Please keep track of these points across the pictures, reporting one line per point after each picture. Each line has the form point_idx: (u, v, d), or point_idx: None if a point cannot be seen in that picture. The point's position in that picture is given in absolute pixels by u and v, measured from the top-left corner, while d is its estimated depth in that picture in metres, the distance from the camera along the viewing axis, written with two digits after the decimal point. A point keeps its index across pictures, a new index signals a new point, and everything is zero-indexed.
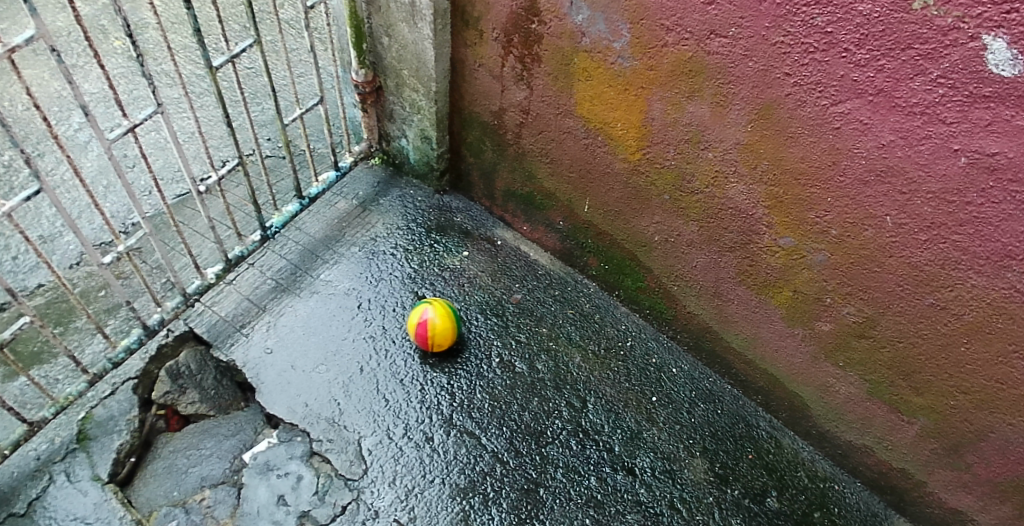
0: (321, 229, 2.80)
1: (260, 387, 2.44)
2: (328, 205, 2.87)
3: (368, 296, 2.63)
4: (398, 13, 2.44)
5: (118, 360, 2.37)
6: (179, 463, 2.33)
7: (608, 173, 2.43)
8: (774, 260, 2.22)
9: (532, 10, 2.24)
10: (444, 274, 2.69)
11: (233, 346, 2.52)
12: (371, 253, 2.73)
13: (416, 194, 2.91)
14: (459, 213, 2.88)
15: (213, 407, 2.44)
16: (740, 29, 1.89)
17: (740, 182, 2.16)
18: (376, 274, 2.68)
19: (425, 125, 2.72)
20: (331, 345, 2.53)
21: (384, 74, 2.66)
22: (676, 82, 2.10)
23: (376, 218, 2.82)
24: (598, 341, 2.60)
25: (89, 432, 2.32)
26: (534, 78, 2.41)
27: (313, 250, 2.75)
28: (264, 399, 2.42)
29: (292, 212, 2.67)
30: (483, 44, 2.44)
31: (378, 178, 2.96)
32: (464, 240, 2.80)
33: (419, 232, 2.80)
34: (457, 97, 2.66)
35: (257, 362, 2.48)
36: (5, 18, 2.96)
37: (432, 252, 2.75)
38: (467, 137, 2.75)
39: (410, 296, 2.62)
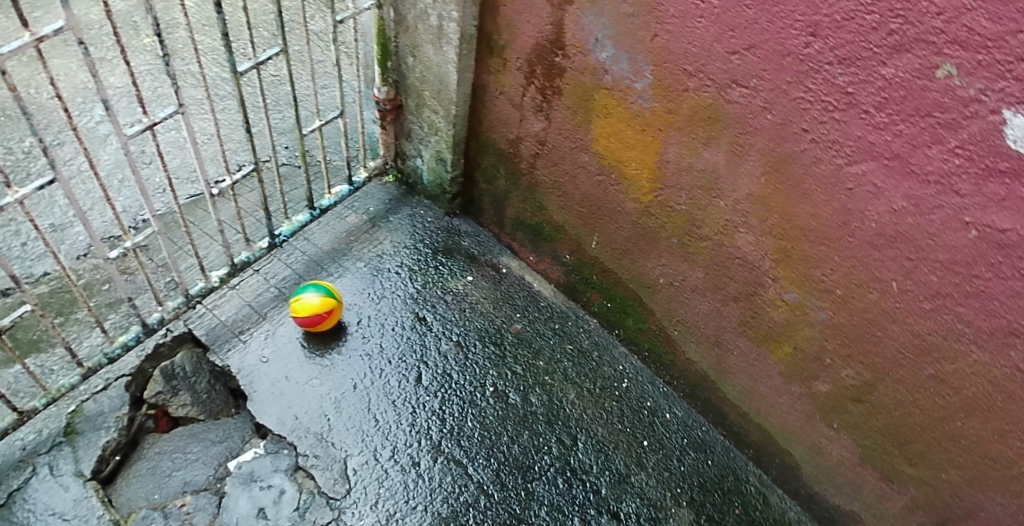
0: (329, 240, 2.79)
1: (252, 395, 2.43)
2: (338, 218, 2.86)
3: (369, 313, 2.62)
4: (425, 34, 2.46)
5: (115, 356, 2.38)
6: (163, 466, 2.33)
7: (619, 212, 2.39)
8: (777, 313, 2.18)
9: (558, 43, 2.25)
10: (447, 298, 2.68)
11: (230, 352, 2.53)
12: (376, 269, 2.72)
13: (427, 214, 2.90)
14: (467, 237, 2.85)
15: (203, 412, 2.44)
16: (761, 81, 1.89)
17: (749, 232, 2.12)
18: (379, 291, 2.67)
19: (442, 146, 2.71)
20: (326, 360, 2.52)
21: (405, 93, 2.67)
22: (694, 128, 2.08)
23: (384, 235, 2.81)
24: (594, 379, 2.57)
25: (77, 426, 2.34)
26: (553, 110, 2.39)
27: (318, 261, 2.74)
28: (256, 408, 2.41)
29: (302, 222, 2.66)
30: (506, 72, 2.44)
31: (390, 195, 2.94)
32: (470, 265, 2.77)
33: (425, 253, 2.78)
34: (475, 122, 2.65)
35: (252, 370, 2.48)
36: (40, 7, 3.01)
37: (437, 273, 2.73)
38: (482, 162, 2.72)
39: (410, 317, 2.62)
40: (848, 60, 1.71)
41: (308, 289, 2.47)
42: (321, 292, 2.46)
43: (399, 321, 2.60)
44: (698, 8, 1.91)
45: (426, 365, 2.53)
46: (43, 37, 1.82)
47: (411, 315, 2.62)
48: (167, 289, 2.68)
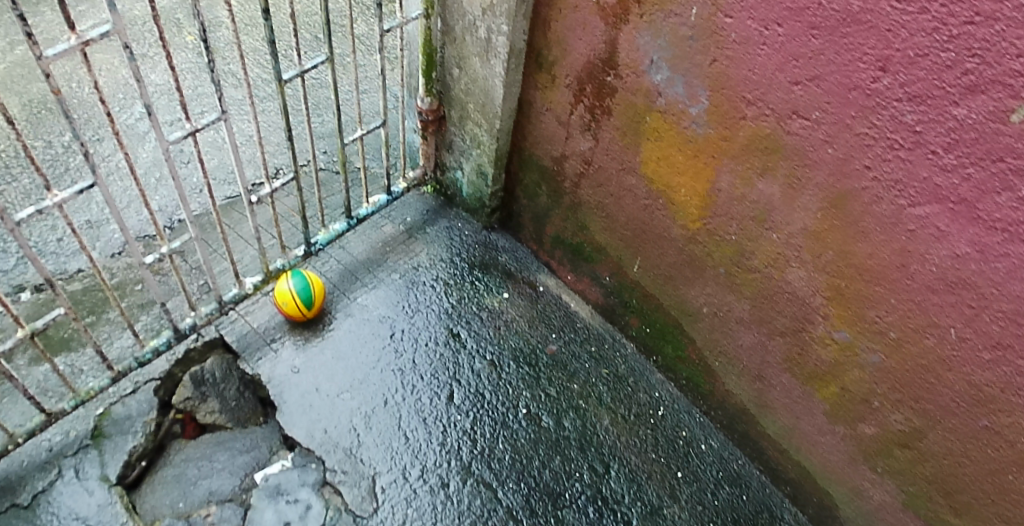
0: (364, 250, 2.77)
1: (282, 406, 2.39)
2: (374, 227, 2.84)
3: (402, 326, 2.59)
4: (473, 47, 2.41)
5: (145, 360, 2.36)
6: (189, 474, 2.30)
7: (664, 237, 2.31)
8: (826, 352, 2.10)
9: (610, 63, 2.15)
10: (482, 314, 2.63)
11: (260, 360, 2.49)
12: (411, 282, 2.69)
13: (464, 228, 2.86)
14: (504, 252, 2.81)
15: (231, 419, 2.41)
16: (824, 114, 1.80)
17: (801, 267, 2.03)
18: (414, 304, 2.64)
19: (483, 160, 2.66)
20: (357, 372, 2.48)
21: (449, 105, 2.63)
22: (750, 157, 1.98)
23: (421, 246, 2.78)
24: (629, 405, 2.51)
25: (105, 429, 2.31)
26: (601, 130, 2.29)
27: (353, 270, 2.71)
28: (285, 419, 2.37)
29: (338, 231, 2.65)
30: (554, 89, 2.36)
31: (428, 206, 2.92)
32: (506, 281, 2.73)
33: (461, 267, 2.75)
34: (520, 136, 2.58)
35: (282, 380, 2.45)
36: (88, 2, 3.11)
37: (472, 289, 2.69)
38: (524, 178, 2.67)
39: (444, 332, 2.58)
40: (918, 98, 1.62)
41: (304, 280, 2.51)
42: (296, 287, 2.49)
43: (433, 336, 2.57)
44: (762, 35, 1.81)
45: (459, 382, 2.48)
46: (90, 41, 1.77)
47: (445, 331, 2.58)
48: (199, 293, 2.65)
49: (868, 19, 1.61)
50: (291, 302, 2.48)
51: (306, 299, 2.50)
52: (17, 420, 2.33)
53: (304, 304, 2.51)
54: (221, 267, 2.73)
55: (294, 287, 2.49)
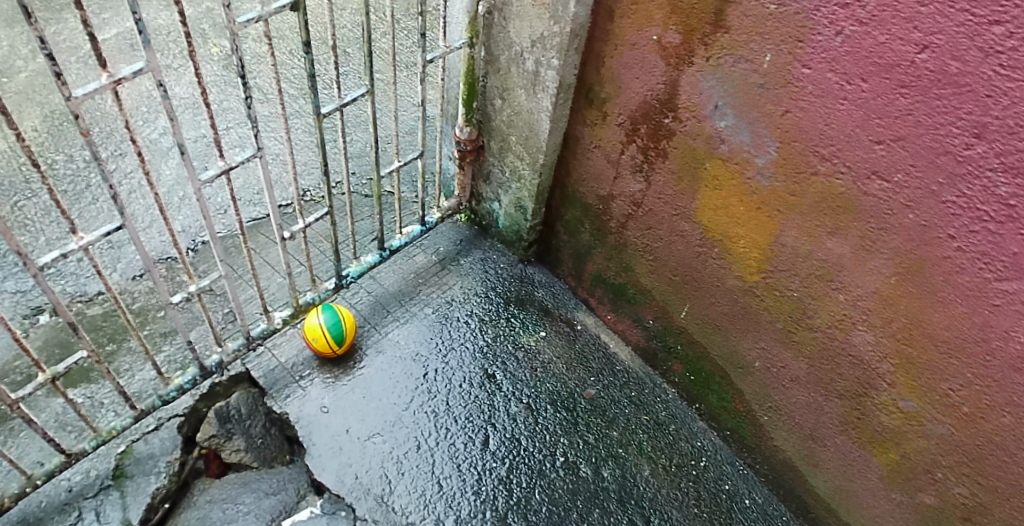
0: (396, 281, 2.70)
1: (311, 448, 2.26)
2: (406, 257, 2.79)
3: (436, 366, 2.49)
4: (519, 79, 2.29)
5: (169, 398, 2.21)
6: (213, 517, 2.14)
7: (718, 286, 2.20)
8: (888, 418, 1.99)
9: (669, 105, 2.03)
10: (518, 354, 2.55)
11: (289, 398, 2.37)
12: (445, 317, 2.61)
13: (500, 261, 2.81)
14: (541, 287, 2.74)
15: (257, 459, 2.25)
16: (907, 177, 1.66)
17: (868, 331, 1.91)
18: (448, 341, 2.55)
19: (523, 194, 2.59)
20: (391, 412, 2.37)
21: (489, 135, 2.53)
22: (819, 215, 1.86)
23: (454, 279, 2.73)
24: (671, 455, 2.40)
25: (126, 469, 2.18)
26: (654, 172, 2.20)
27: (384, 303, 2.63)
28: (314, 462, 2.24)
29: (371, 263, 2.59)
30: (604, 126, 2.25)
31: (461, 235, 2.87)
32: (543, 319, 2.66)
33: (497, 302, 2.68)
34: (564, 171, 2.49)
35: (311, 420, 2.33)
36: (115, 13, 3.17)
37: (508, 326, 2.62)
38: (565, 214, 2.59)
39: (479, 373, 2.48)
40: (1014, 171, 1.46)
41: (334, 319, 2.40)
42: (325, 323, 2.39)
43: (467, 376, 2.47)
44: (842, 89, 1.67)
45: (494, 426, 2.37)
46: (122, 80, 1.65)
47: (480, 371, 2.49)
48: (224, 323, 2.54)
49: (966, 83, 1.46)
50: (315, 337, 2.39)
51: (336, 336, 2.40)
52: (34, 458, 2.27)
53: (334, 341, 2.41)
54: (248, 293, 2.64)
55: (324, 323, 2.40)
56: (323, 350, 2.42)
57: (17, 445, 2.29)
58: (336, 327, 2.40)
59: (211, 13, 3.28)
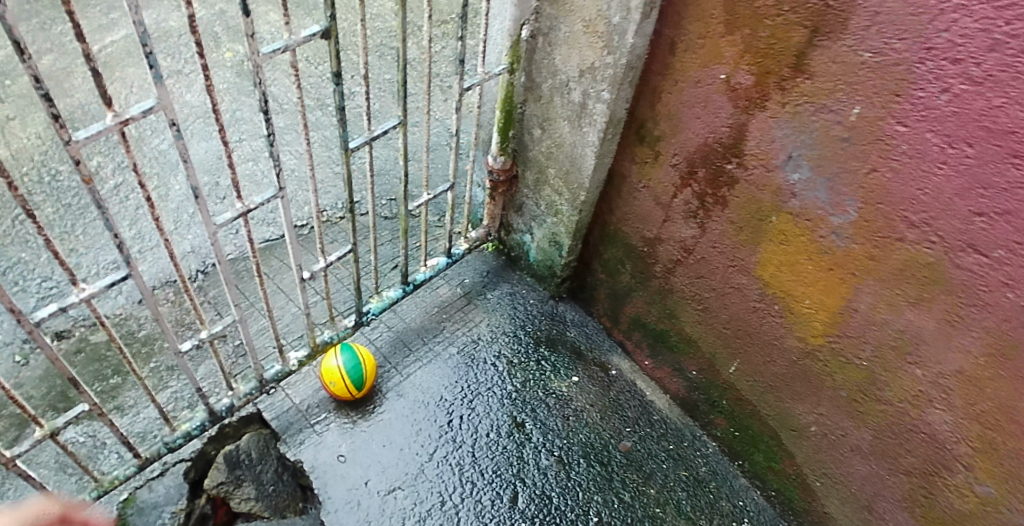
0: (418, 317, 2.55)
1: (326, 503, 2.07)
2: (429, 290, 2.64)
3: (461, 412, 2.33)
4: (562, 110, 2.17)
5: (174, 446, 1.99)
6: None
7: (776, 344, 2.05)
8: (961, 502, 1.79)
9: (733, 149, 1.88)
10: (549, 401, 2.39)
11: (303, 445, 2.17)
12: (471, 358, 2.46)
13: (530, 296, 2.66)
14: (572, 327, 2.60)
15: (268, 507, 2.04)
16: (1009, 254, 1.45)
17: (946, 410, 1.72)
18: (474, 385, 2.40)
19: (559, 229, 2.46)
20: (414, 463, 2.19)
21: (525, 165, 2.43)
22: (902, 284, 1.67)
23: (481, 316, 2.58)
24: (711, 517, 2.22)
25: (129, 519, 1.95)
26: (710, 220, 2.05)
27: (406, 341, 2.48)
28: (330, 519, 2.05)
29: (393, 298, 2.44)
30: (655, 165, 2.12)
31: (488, 266, 2.72)
32: (576, 362, 2.50)
33: (526, 343, 2.53)
34: (605, 209, 2.36)
35: (326, 470, 2.13)
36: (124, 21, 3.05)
37: (538, 370, 2.46)
38: (604, 253, 2.44)
39: (508, 421, 2.32)
40: None
41: (353, 362, 2.22)
42: (344, 365, 2.21)
43: (494, 424, 2.31)
44: (943, 153, 1.47)
45: (523, 482, 2.20)
46: (129, 120, 1.44)
47: (508, 418, 2.33)
48: (234, 356, 2.35)
49: None
50: (332, 380, 2.21)
51: (355, 381, 2.22)
52: None
53: (353, 385, 2.23)
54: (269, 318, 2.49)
55: (343, 366, 2.22)
56: (338, 392, 2.24)
57: (14, 489, 2.14)
58: (355, 371, 2.22)
59: (225, 15, 3.10)
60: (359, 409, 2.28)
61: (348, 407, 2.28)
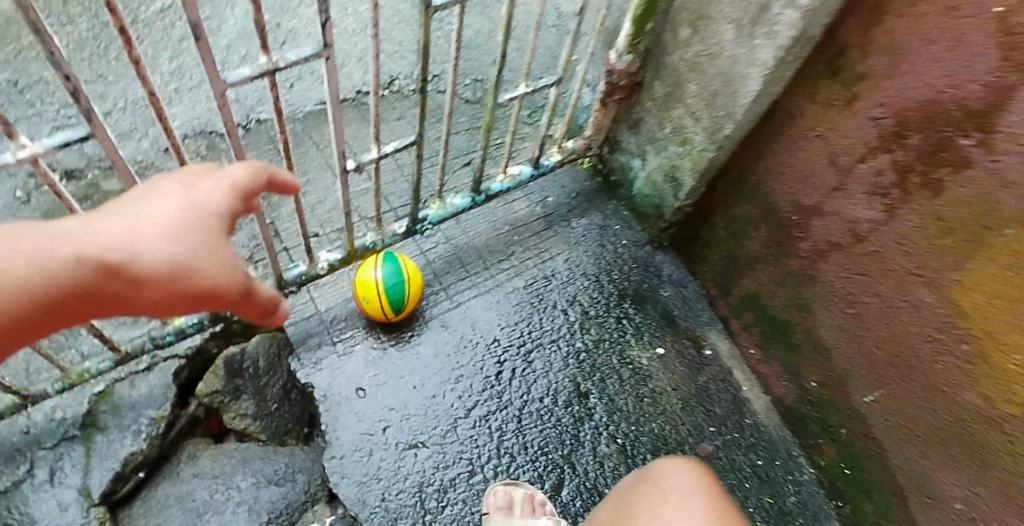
0: (484, 234, 2.04)
1: (332, 445, 1.70)
2: (503, 201, 2.12)
3: (515, 365, 1.87)
4: (730, 8, 1.55)
5: (163, 344, 1.68)
6: (197, 497, 1.72)
7: (946, 393, 1.51)
8: None
9: (983, 119, 1.26)
10: (623, 372, 1.91)
11: (319, 366, 1.80)
12: (539, 299, 1.97)
13: (624, 235, 2.12)
14: (668, 285, 2.07)
15: (266, 430, 1.80)
16: None
17: None
18: (537, 334, 1.92)
19: (682, 163, 1.86)
20: (445, 418, 1.77)
21: (656, 72, 1.82)
22: None
23: (560, 248, 2.05)
24: None
25: (99, 418, 1.69)
26: (903, 205, 1.47)
27: (463, 260, 1.99)
28: (332, 465, 1.69)
29: (458, 207, 1.93)
30: (844, 112, 1.51)
31: (580, 187, 2.18)
32: (664, 331, 2.00)
33: (609, 293, 2.01)
34: (750, 152, 1.76)
35: (340, 404, 1.76)
36: None
37: (618, 331, 1.97)
38: (733, 207, 1.87)
39: (569, 388, 1.86)
40: None
41: (394, 277, 1.76)
42: (384, 278, 1.75)
43: (552, 388, 1.85)
44: None
45: (573, 469, 1.76)
46: None
47: (570, 385, 1.87)
48: (257, 241, 1.98)
49: None
50: (367, 294, 1.76)
51: (394, 302, 1.77)
52: None
53: (391, 305, 1.78)
54: (308, 201, 2.11)
55: (381, 280, 1.75)
56: (371, 309, 1.79)
57: None
58: (396, 288, 1.76)
59: None
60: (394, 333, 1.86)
61: (383, 327, 1.86)
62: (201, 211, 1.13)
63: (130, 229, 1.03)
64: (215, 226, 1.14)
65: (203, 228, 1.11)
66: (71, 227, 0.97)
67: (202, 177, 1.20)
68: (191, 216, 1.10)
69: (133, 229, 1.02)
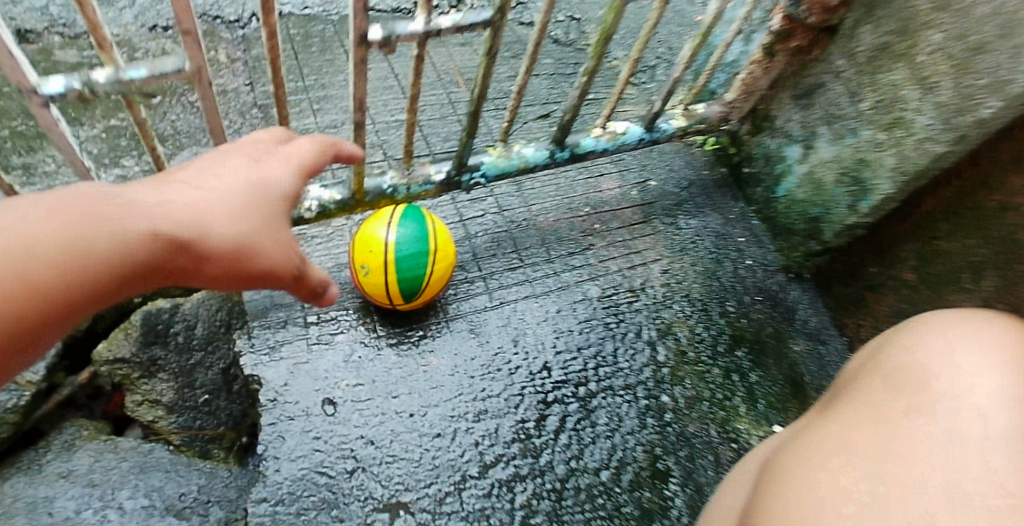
0: (553, 210, 1.42)
1: (266, 480, 1.07)
2: (586, 173, 1.50)
3: (566, 411, 1.21)
4: None
5: None
6: (55, 507, 1.09)
7: None
8: None
9: None
10: (727, 453, 1.23)
11: (276, 354, 1.18)
12: (616, 319, 1.31)
13: (749, 252, 1.47)
14: (802, 335, 1.41)
15: (181, 431, 1.24)
16: None
17: None
18: (607, 371, 1.26)
19: (878, 156, 1.22)
20: (446, 473, 1.12)
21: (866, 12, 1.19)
22: None
23: (657, 253, 1.41)
24: None
25: None
26: None
27: (518, 241, 1.37)
28: (259, 514, 1.05)
29: (527, 161, 1.27)
30: None
31: (696, 176, 1.55)
32: (791, 401, 1.32)
33: (718, 332, 1.35)
34: (998, 154, 1.13)
35: (294, 418, 1.12)
36: None
37: (725, 389, 1.30)
38: (940, 236, 1.23)
39: (642, 463, 1.19)
40: None
41: (415, 240, 1.14)
42: (399, 239, 1.13)
43: (617, 459, 1.18)
44: None
45: None
46: None
47: (644, 459, 1.19)
48: None
49: None
50: (369, 260, 1.13)
51: (406, 285, 1.15)
52: None
53: (402, 284, 1.15)
54: (319, 121, 1.52)
55: (394, 242, 1.13)
56: (371, 287, 1.16)
57: None
58: (415, 259, 1.13)
59: None
60: (402, 329, 1.23)
61: (386, 318, 1.24)
62: (266, 186, 0.82)
63: (181, 211, 0.73)
64: (279, 212, 0.84)
65: (267, 211, 0.81)
66: (115, 200, 0.69)
67: (267, 150, 0.88)
68: (253, 194, 0.80)
69: (191, 210, 0.74)
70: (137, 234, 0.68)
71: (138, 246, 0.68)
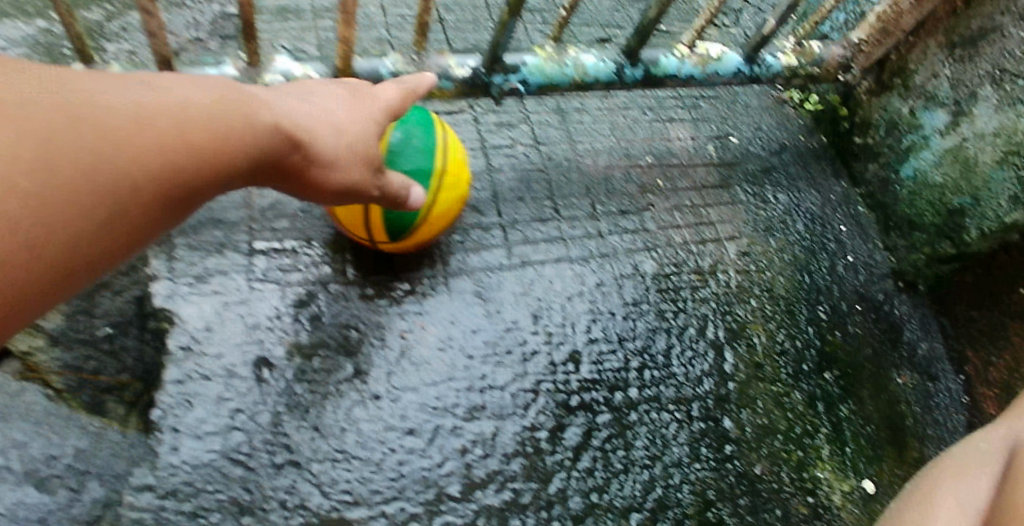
0: (606, 154, 1.07)
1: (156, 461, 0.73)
2: (653, 116, 1.15)
3: (593, 422, 0.86)
4: None
5: None
6: None
7: None
8: None
9: None
10: (808, 512, 0.88)
11: (202, 284, 0.84)
12: (673, 306, 0.97)
13: (851, 246, 1.12)
14: (913, 363, 1.05)
15: (65, 372, 0.83)
16: None
17: None
18: (654, 376, 0.91)
19: None
20: (414, 487, 0.78)
21: None
22: None
23: (735, 229, 1.07)
24: None
25: None
26: None
27: (556, 186, 1.02)
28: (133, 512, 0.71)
29: (585, 72, 0.92)
30: None
31: (791, 143, 1.20)
32: (896, 450, 0.97)
33: (807, 345, 1.00)
34: None
35: (210, 377, 0.78)
36: None
37: (811, 422, 0.95)
38: None
39: (690, 511, 0.84)
40: None
41: (416, 155, 0.79)
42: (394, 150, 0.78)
43: (655, 499, 0.84)
44: None
45: None
46: None
47: (692, 505, 0.85)
48: (195, 32, 1.04)
49: None
50: None
51: (394, 220, 0.81)
52: None
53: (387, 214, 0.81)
54: None
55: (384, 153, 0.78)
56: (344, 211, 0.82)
57: None
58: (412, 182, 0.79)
59: None
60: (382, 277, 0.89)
61: (361, 259, 0.90)
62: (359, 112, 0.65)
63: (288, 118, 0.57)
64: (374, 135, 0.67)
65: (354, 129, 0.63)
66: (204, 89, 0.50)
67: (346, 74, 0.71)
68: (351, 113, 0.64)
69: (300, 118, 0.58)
70: (192, 141, 0.46)
71: (222, 149, 0.48)
